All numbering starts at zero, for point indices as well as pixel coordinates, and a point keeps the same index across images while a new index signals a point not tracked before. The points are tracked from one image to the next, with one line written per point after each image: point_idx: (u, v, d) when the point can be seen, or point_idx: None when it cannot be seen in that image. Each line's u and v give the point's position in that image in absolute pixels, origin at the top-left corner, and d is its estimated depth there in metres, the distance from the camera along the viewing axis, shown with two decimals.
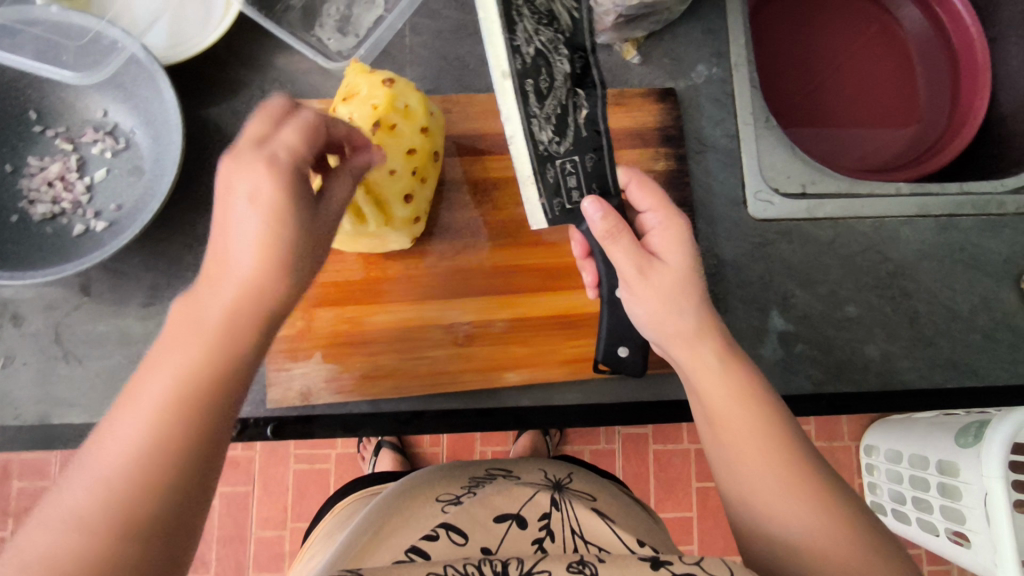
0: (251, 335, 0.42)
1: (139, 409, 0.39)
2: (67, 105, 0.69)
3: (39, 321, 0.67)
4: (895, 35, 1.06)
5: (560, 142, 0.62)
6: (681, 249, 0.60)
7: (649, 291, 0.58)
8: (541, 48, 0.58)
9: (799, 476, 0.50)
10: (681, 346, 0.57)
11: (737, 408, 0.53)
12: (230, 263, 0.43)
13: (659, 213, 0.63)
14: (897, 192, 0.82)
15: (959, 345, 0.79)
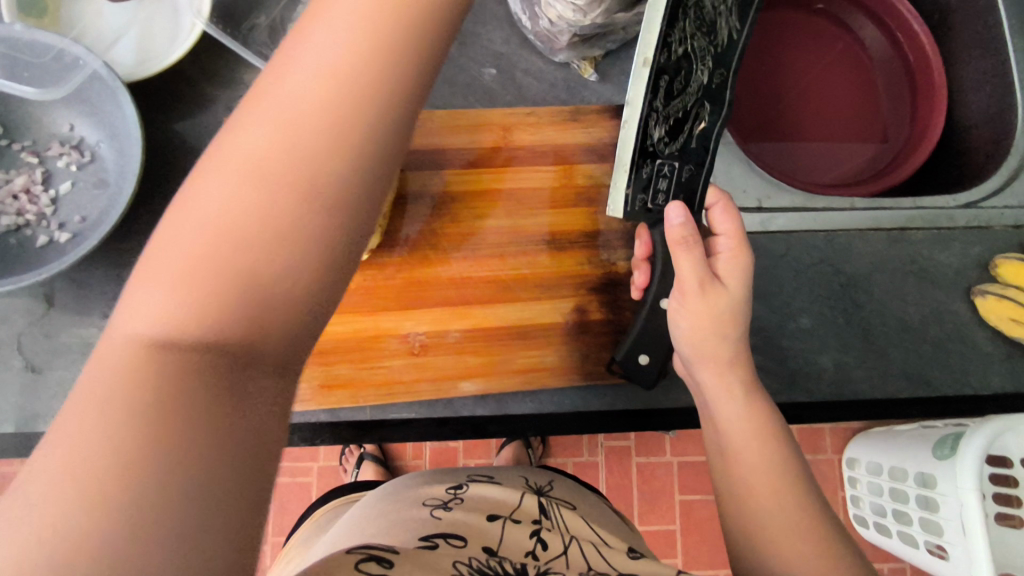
0: (298, 206, 0.33)
1: (170, 287, 0.32)
2: (35, 120, 0.71)
3: (4, 331, 0.69)
4: (857, 53, 1.08)
5: (667, 143, 0.66)
6: (743, 276, 0.65)
7: (702, 309, 0.63)
8: (691, 50, 0.64)
9: (806, 518, 0.53)
10: (710, 369, 0.63)
11: (754, 443, 0.58)
12: (254, 121, 0.34)
13: (732, 240, 0.66)
14: (851, 207, 0.85)
15: (911, 355, 0.81)
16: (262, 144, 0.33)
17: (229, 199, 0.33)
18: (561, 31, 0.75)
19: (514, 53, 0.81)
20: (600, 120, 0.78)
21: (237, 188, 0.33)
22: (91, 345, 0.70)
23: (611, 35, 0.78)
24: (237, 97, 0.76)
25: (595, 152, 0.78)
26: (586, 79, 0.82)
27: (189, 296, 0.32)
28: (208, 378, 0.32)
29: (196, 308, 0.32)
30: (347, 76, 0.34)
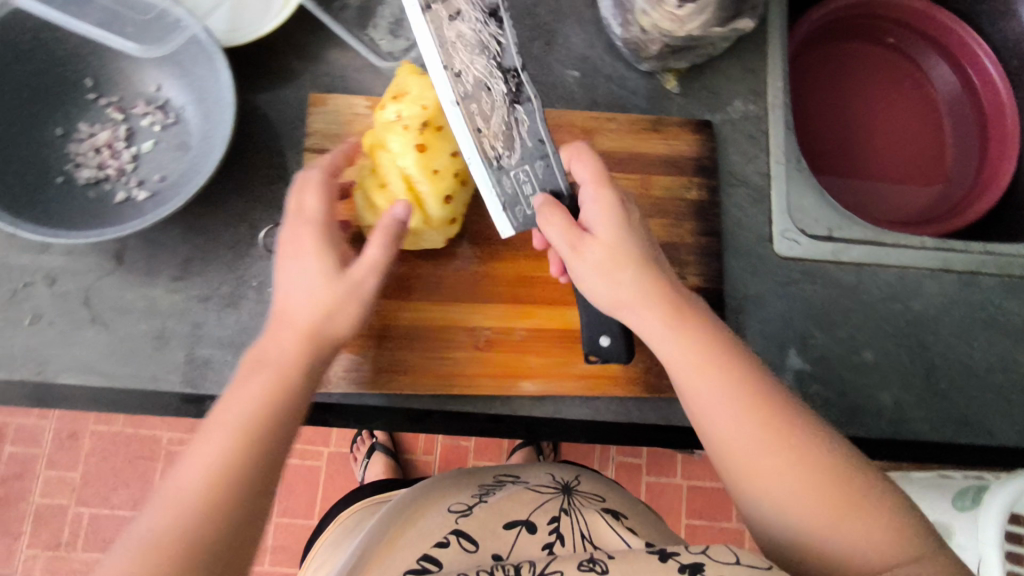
0: (295, 394, 0.54)
1: (230, 426, 0.49)
2: (124, 76, 0.71)
3: (72, 283, 0.69)
4: (927, 93, 1.06)
5: (510, 154, 0.65)
6: (613, 220, 0.60)
7: (589, 268, 0.59)
8: (478, 74, 0.62)
9: (780, 438, 0.51)
10: (632, 315, 0.58)
11: (701, 376, 0.54)
12: (290, 306, 0.57)
13: (592, 188, 0.61)
14: (921, 245, 0.83)
15: (973, 402, 0.80)
16: (255, 378, 0.53)
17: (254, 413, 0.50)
18: (654, 39, 0.75)
19: (601, 58, 0.82)
20: (679, 133, 0.79)
21: (230, 431, 0.49)
22: (156, 306, 0.70)
23: (698, 49, 0.77)
24: (320, 74, 0.76)
25: (672, 164, 0.78)
26: (668, 91, 0.82)
27: (239, 411, 0.50)
28: (261, 456, 0.49)
29: (245, 417, 0.50)
30: (316, 323, 0.57)
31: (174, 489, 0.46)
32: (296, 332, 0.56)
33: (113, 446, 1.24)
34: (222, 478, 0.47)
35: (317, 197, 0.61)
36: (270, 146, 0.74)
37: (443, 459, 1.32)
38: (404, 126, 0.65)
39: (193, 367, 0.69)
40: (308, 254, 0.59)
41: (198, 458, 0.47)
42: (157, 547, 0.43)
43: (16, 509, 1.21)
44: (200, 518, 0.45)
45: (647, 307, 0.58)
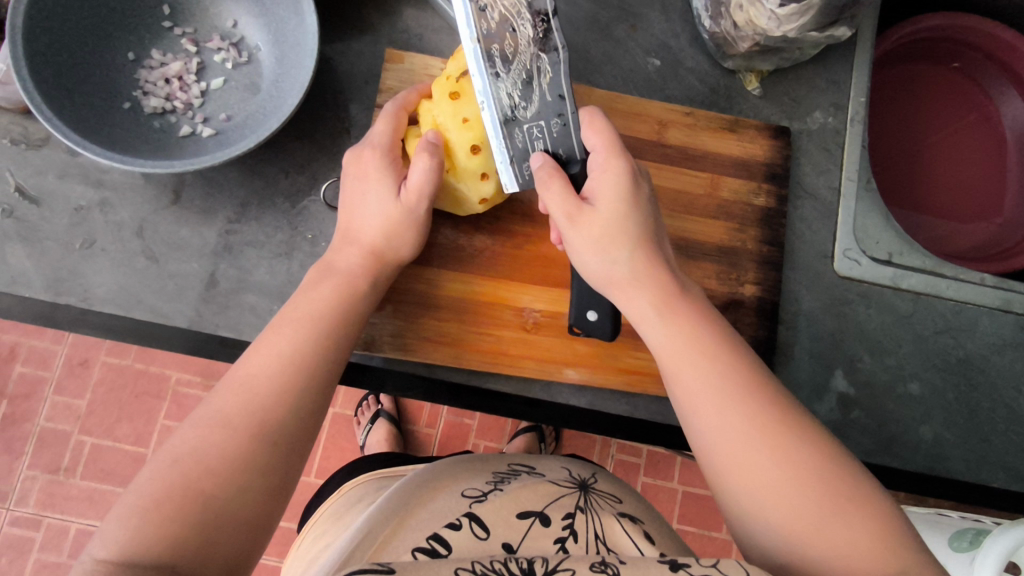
0: (335, 329, 0.58)
1: (269, 356, 0.54)
2: (201, 9, 0.70)
3: (126, 213, 0.68)
4: (995, 127, 1.03)
5: (526, 106, 0.59)
6: (617, 193, 0.59)
7: (583, 240, 0.59)
8: (506, 12, 0.55)
9: (756, 425, 0.51)
10: (620, 295, 0.59)
11: (683, 358, 0.55)
12: (357, 228, 0.63)
13: (600, 157, 0.60)
14: (979, 281, 0.80)
15: (1012, 447, 0.78)
16: (291, 329, 0.56)
17: (287, 352, 0.54)
18: (744, 37, 0.72)
19: (683, 50, 0.79)
20: (755, 136, 0.77)
21: (269, 361, 0.53)
22: (207, 247, 0.69)
23: (785, 53, 0.76)
24: (397, 31, 0.74)
25: (743, 167, 0.76)
26: (748, 92, 0.80)
27: (268, 354, 0.54)
28: (295, 389, 0.52)
29: (274, 362, 0.53)
30: (375, 240, 0.62)
31: (209, 413, 0.49)
32: (357, 250, 0.62)
33: (124, 378, 1.24)
34: (256, 408, 0.50)
35: (383, 126, 0.64)
36: (339, 98, 0.72)
37: (444, 434, 1.30)
38: (446, 75, 0.64)
39: (235, 313, 0.68)
40: (369, 175, 0.63)
41: (229, 391, 0.51)
42: (193, 458, 0.46)
43: (21, 429, 1.21)
44: (234, 443, 0.48)
45: (640, 294, 0.58)
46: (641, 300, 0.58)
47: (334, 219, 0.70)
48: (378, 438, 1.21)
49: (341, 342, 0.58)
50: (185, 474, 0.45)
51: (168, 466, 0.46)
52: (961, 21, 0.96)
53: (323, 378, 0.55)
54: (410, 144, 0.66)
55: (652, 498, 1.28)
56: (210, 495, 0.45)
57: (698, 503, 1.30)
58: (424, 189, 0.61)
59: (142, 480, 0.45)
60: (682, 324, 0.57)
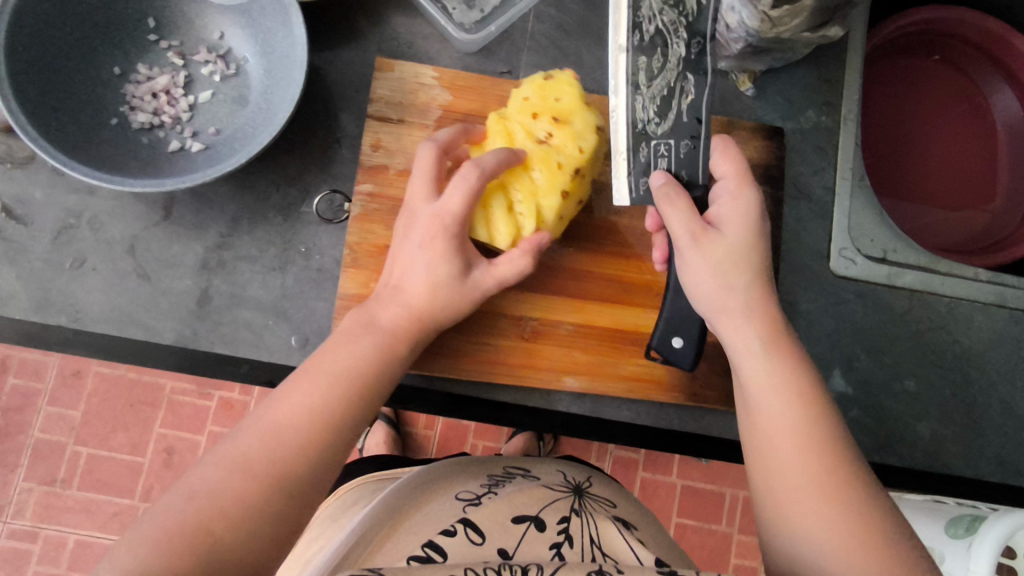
0: (369, 387, 0.56)
1: (305, 409, 0.52)
2: (187, 21, 0.69)
3: (116, 230, 0.67)
4: (984, 119, 1.02)
5: (659, 123, 0.63)
6: (745, 222, 0.59)
7: (702, 261, 0.58)
8: (662, 28, 0.61)
9: (840, 487, 0.49)
10: (727, 324, 0.58)
11: (777, 399, 0.54)
12: (405, 288, 0.62)
13: (731, 183, 0.61)
14: (974, 277, 0.80)
15: (1008, 441, 0.79)
16: (323, 379, 0.55)
17: (320, 408, 0.53)
18: (735, 38, 0.72)
19: None
20: (750, 138, 0.77)
21: (303, 414, 0.52)
22: (200, 263, 0.68)
23: (778, 53, 0.75)
24: (386, 39, 0.73)
25: None
26: (741, 93, 0.79)
27: (302, 404, 0.53)
28: (328, 451, 0.52)
29: (304, 413, 0.52)
30: (427, 305, 0.61)
31: (230, 454, 0.48)
32: (403, 311, 0.61)
33: (118, 388, 1.22)
34: (279, 458, 0.49)
35: (458, 202, 0.60)
36: (329, 108, 0.71)
37: (443, 435, 1.29)
38: (557, 162, 0.64)
39: (229, 329, 0.67)
40: (438, 244, 0.61)
41: (256, 435, 0.50)
42: (209, 499, 0.45)
43: (15, 442, 1.19)
44: (253, 489, 0.47)
45: (746, 328, 0.57)
46: (747, 334, 0.56)
47: (328, 231, 0.70)
48: (378, 440, 1.21)
49: (373, 399, 0.57)
50: (198, 512, 0.44)
51: (184, 503, 0.44)
52: (949, 14, 0.96)
53: (348, 434, 0.54)
54: (495, 215, 0.65)
55: (651, 493, 1.28)
56: (217, 536, 0.43)
57: (697, 497, 1.30)
58: (506, 283, 0.63)
59: (153, 513, 0.44)
60: (783, 368, 0.55)
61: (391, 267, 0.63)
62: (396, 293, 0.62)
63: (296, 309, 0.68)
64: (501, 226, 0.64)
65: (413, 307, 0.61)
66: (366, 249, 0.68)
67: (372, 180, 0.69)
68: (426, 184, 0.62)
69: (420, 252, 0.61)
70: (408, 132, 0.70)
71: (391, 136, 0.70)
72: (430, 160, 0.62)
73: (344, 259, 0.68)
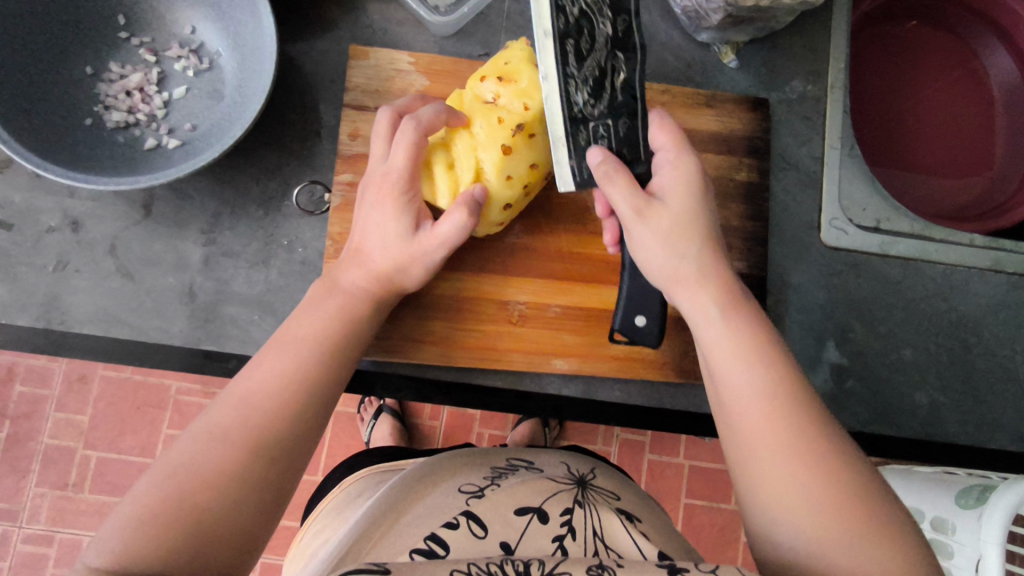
0: (341, 352, 0.57)
1: (275, 375, 0.52)
2: (157, 17, 0.68)
3: (98, 231, 0.67)
4: (981, 81, 1.00)
5: (595, 105, 0.59)
6: (687, 191, 0.59)
7: (650, 234, 0.57)
8: (586, 9, 0.56)
9: (807, 443, 0.47)
10: (683, 290, 0.56)
11: (737, 357, 0.52)
12: (364, 250, 0.62)
13: (669, 155, 0.60)
14: (970, 242, 0.79)
15: (1009, 407, 0.78)
16: (297, 346, 0.55)
17: (291, 371, 0.53)
18: (715, 8, 0.70)
19: (655, 26, 0.77)
20: (734, 109, 0.76)
21: (276, 379, 0.52)
22: (183, 261, 0.68)
23: (760, 22, 0.73)
24: (361, 26, 0.72)
25: (723, 142, 0.75)
26: (725, 64, 0.78)
27: (272, 370, 0.53)
28: (306, 416, 0.52)
29: (276, 378, 0.52)
30: (386, 269, 0.61)
31: (207, 427, 0.48)
32: (364, 273, 0.61)
33: (123, 391, 1.23)
34: (256, 424, 0.49)
35: (401, 154, 0.60)
36: (306, 99, 0.71)
37: (449, 426, 1.30)
38: (499, 117, 0.63)
39: (216, 326, 0.67)
40: (390, 203, 0.61)
41: (232, 407, 0.50)
42: (189, 471, 0.45)
43: (25, 448, 1.20)
44: (232, 457, 0.46)
45: (702, 293, 0.56)
46: (703, 301, 0.55)
47: (310, 224, 0.69)
48: (383, 433, 1.21)
49: (344, 361, 0.57)
50: (180, 489, 0.44)
51: (163, 480, 0.44)
52: None
53: (322, 395, 0.54)
54: (436, 173, 0.64)
55: (659, 475, 1.28)
56: (205, 508, 0.43)
57: (706, 476, 1.29)
58: (450, 242, 0.60)
59: (135, 491, 0.44)
60: (743, 327, 0.54)
61: (353, 231, 0.64)
62: (357, 256, 0.62)
63: (282, 302, 0.68)
64: (441, 184, 0.64)
65: (375, 270, 0.61)
66: (348, 239, 0.67)
67: (351, 169, 0.68)
68: (378, 141, 0.63)
69: (374, 209, 0.62)
70: None
71: (369, 125, 0.69)
72: (385, 123, 0.63)
73: (327, 250, 0.67)
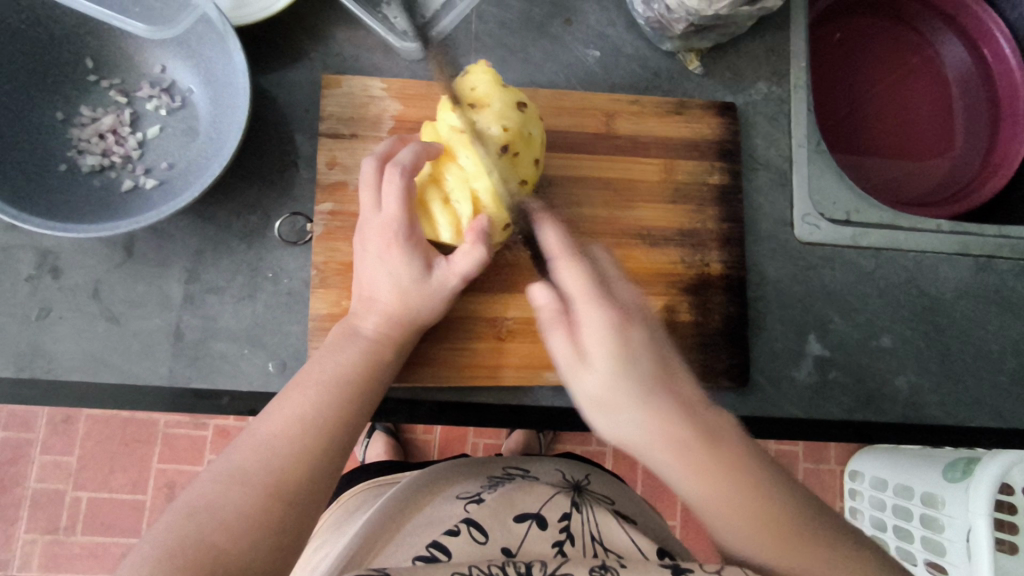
0: (360, 391, 0.57)
1: (291, 416, 0.53)
2: (126, 58, 0.68)
3: (78, 275, 0.67)
4: (936, 69, 1.03)
5: None
6: (608, 338, 0.46)
7: (593, 403, 0.47)
8: None
9: (778, 540, 0.48)
10: (644, 448, 0.47)
11: (710, 496, 0.47)
12: (374, 297, 0.63)
13: (569, 279, 0.48)
14: (936, 228, 0.82)
15: (986, 386, 0.80)
16: (313, 388, 0.56)
17: (306, 411, 0.53)
18: (679, 19, 0.72)
19: (621, 37, 0.79)
20: (703, 115, 0.78)
21: (295, 421, 0.53)
22: (169, 300, 0.67)
23: (723, 28, 0.76)
24: (331, 54, 0.73)
25: (695, 147, 0.77)
26: (690, 71, 0.80)
27: (290, 415, 0.53)
28: (327, 455, 0.52)
29: (295, 423, 0.53)
30: (403, 311, 0.62)
31: (226, 469, 0.48)
32: (382, 318, 0.62)
33: (111, 429, 1.22)
34: (274, 466, 0.49)
35: (394, 199, 0.61)
36: (281, 130, 0.71)
37: (444, 438, 1.30)
38: (483, 144, 0.64)
39: (206, 362, 0.67)
40: (395, 250, 0.62)
41: (250, 448, 0.50)
42: (208, 513, 0.45)
43: (13, 495, 1.18)
44: (249, 500, 0.47)
45: (662, 451, 0.47)
46: (657, 455, 0.47)
47: (294, 254, 0.69)
48: (378, 451, 1.21)
49: (362, 401, 0.57)
50: (199, 528, 0.44)
51: (183, 520, 0.44)
52: None
53: (341, 439, 0.54)
54: (434, 211, 0.66)
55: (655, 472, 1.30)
56: (219, 550, 0.43)
57: None
58: (469, 276, 0.63)
59: (155, 532, 0.44)
60: (706, 464, 0.47)
61: (359, 281, 0.65)
62: (368, 304, 0.63)
63: (270, 333, 0.68)
64: (441, 220, 0.66)
65: (390, 314, 0.62)
66: (333, 267, 0.68)
67: (332, 199, 0.69)
68: (365, 192, 0.64)
69: (379, 258, 0.63)
70: (362, 146, 0.70)
71: (346, 153, 0.70)
72: (372, 173, 0.63)
73: (313, 280, 0.68)
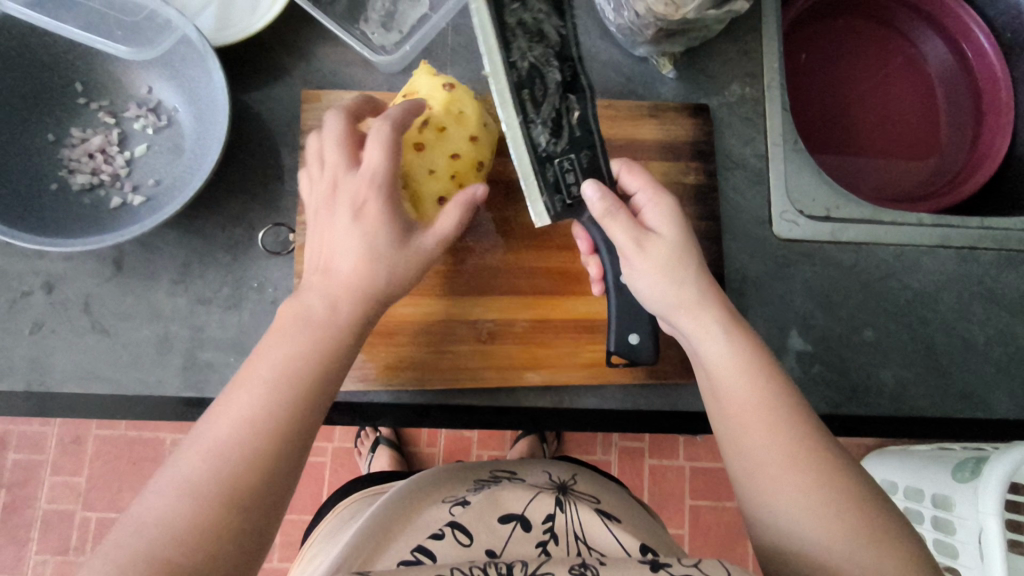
0: (312, 380, 0.53)
1: (240, 416, 0.49)
2: (113, 80, 0.71)
3: (71, 290, 0.69)
4: (916, 66, 1.04)
5: (557, 142, 0.64)
6: (676, 217, 0.61)
7: (652, 265, 0.59)
8: (534, 62, 0.61)
9: (784, 422, 0.52)
10: (684, 315, 0.58)
11: (732, 362, 0.55)
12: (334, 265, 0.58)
13: (649, 193, 0.63)
14: (918, 222, 0.82)
15: (973, 376, 0.79)
16: (262, 383, 0.51)
17: (255, 412, 0.49)
18: (647, 24, 0.74)
19: (594, 45, 0.81)
20: (676, 117, 0.79)
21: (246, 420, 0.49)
22: (158, 312, 0.69)
23: (692, 33, 0.76)
24: (312, 71, 0.76)
25: (669, 149, 0.78)
26: (664, 75, 0.81)
27: (238, 416, 0.49)
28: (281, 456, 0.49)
29: (244, 424, 0.49)
30: (363, 281, 0.57)
31: (177, 479, 0.46)
32: (342, 290, 0.57)
33: (118, 448, 1.23)
34: (227, 474, 0.47)
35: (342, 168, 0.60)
36: (265, 145, 0.73)
37: (446, 450, 1.31)
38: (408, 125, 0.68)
39: (196, 371, 0.68)
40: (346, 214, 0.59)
41: (199, 455, 0.47)
42: (159, 530, 0.44)
43: (23, 516, 1.20)
44: (202, 512, 0.45)
45: (704, 319, 0.57)
46: (693, 310, 0.58)
47: (278, 264, 0.71)
48: (380, 464, 1.21)
49: (319, 393, 0.53)
50: (151, 544, 0.43)
51: (134, 540, 0.43)
52: None
53: (295, 437, 0.50)
54: None
55: (659, 479, 1.29)
56: (176, 565, 0.42)
57: (705, 475, 1.30)
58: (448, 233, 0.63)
59: (103, 551, 0.42)
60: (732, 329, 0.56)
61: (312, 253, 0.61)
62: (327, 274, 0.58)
63: (256, 342, 0.69)
64: None
65: (349, 285, 0.57)
66: None
67: None
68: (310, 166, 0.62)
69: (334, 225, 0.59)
70: None
71: None
72: (314, 147, 0.63)
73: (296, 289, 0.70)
